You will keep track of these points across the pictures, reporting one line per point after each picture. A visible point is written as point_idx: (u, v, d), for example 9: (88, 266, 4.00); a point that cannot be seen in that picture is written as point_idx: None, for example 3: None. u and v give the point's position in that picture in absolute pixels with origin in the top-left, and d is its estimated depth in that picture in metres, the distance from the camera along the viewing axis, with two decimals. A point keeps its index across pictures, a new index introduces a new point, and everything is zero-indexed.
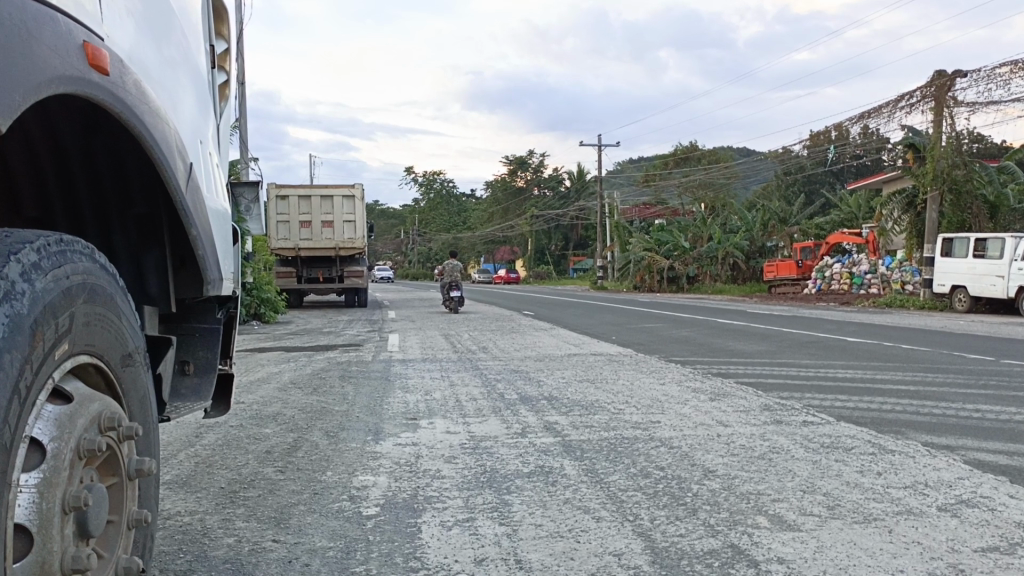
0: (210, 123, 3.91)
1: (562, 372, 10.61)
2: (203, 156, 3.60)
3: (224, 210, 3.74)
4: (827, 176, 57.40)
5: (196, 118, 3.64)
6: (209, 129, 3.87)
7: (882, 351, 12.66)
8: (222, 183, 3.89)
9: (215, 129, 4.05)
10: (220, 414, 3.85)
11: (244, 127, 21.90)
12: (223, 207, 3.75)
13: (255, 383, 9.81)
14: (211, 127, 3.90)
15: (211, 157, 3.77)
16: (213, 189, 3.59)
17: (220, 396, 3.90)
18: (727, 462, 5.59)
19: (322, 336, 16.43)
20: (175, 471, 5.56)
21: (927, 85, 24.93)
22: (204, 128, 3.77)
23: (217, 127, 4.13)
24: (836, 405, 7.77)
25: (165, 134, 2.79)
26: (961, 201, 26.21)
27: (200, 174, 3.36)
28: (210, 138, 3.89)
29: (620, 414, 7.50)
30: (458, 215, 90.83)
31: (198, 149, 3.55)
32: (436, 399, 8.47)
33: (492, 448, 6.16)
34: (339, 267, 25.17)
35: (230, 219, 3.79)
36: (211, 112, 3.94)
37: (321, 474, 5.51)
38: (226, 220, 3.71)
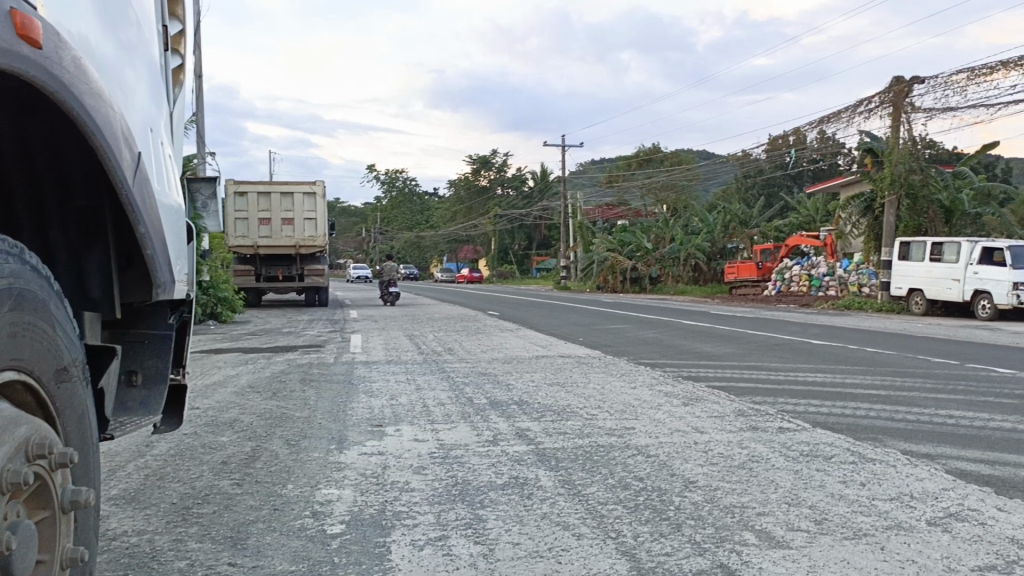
0: (163, 112, 3.60)
1: (531, 375, 10.38)
2: (155, 148, 3.29)
3: (178, 207, 3.44)
4: (786, 179, 58.20)
5: (147, 105, 3.32)
6: (162, 118, 3.55)
7: (848, 354, 12.68)
8: (175, 177, 3.58)
9: (170, 118, 3.74)
10: (171, 429, 3.52)
11: (201, 120, 21.25)
12: (177, 202, 3.44)
13: (211, 387, 9.39)
14: (165, 116, 3.58)
15: (164, 150, 3.46)
16: (166, 184, 3.28)
17: (171, 408, 3.58)
18: (707, 472, 5.41)
19: (282, 337, 15.97)
20: (122, 486, 5.18)
21: (885, 90, 25.24)
22: (157, 117, 3.46)
23: (171, 116, 3.81)
24: (809, 410, 7.66)
25: (108, 117, 2.47)
26: (918, 206, 26.67)
27: (151, 168, 3.05)
28: (163, 128, 3.58)
29: (593, 420, 7.28)
30: (421, 214, 90.18)
31: (151, 139, 3.24)
32: (402, 404, 8.16)
33: (463, 458, 5.89)
34: (300, 266, 24.67)
35: (184, 215, 3.48)
36: (165, 101, 3.63)
37: (281, 487, 5.18)
38: (179, 218, 3.40)
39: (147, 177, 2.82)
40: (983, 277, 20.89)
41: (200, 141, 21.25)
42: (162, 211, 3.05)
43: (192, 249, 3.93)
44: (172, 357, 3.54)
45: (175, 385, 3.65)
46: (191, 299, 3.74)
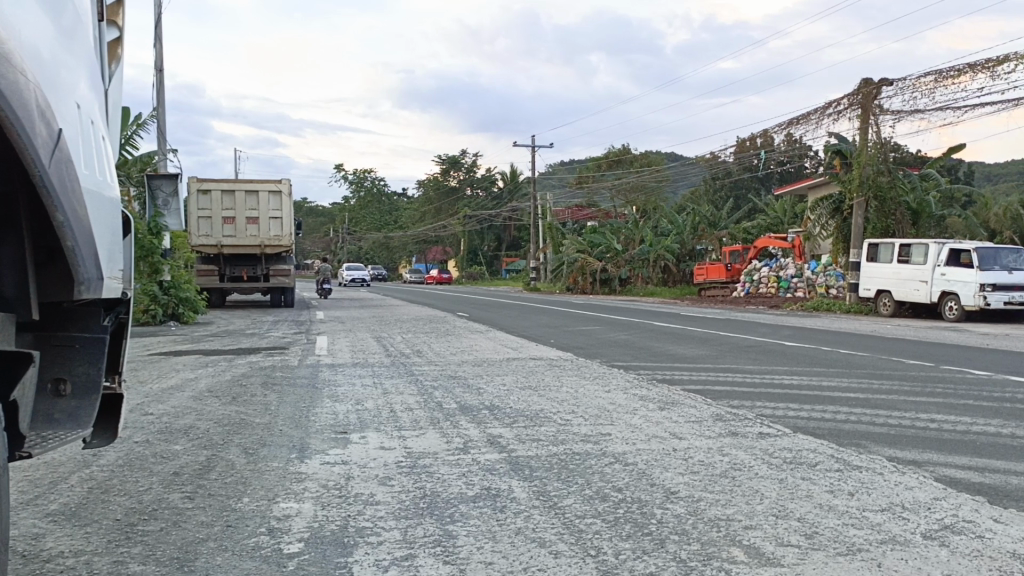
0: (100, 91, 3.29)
1: (503, 378, 10.08)
2: (88, 130, 2.99)
3: (111, 196, 3.15)
4: (753, 181, 58.64)
5: (80, 80, 3.00)
6: (99, 98, 3.25)
7: (822, 356, 12.59)
8: (110, 162, 3.28)
9: (107, 101, 3.45)
10: (104, 446, 3.33)
11: (161, 116, 20.63)
12: (110, 191, 3.17)
13: (166, 391, 8.93)
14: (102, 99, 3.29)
15: (100, 135, 3.18)
16: (96, 170, 2.99)
17: (104, 421, 3.44)
18: (689, 482, 5.16)
19: (245, 339, 15.45)
20: (63, 499, 4.79)
21: (854, 93, 25.40)
22: (94, 98, 3.16)
23: (109, 98, 3.51)
24: (789, 415, 7.47)
25: (23, 95, 2.24)
26: (886, 207, 26.84)
27: (79, 153, 2.77)
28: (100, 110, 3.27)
29: (567, 426, 7.01)
30: (389, 215, 89.34)
31: (83, 120, 2.94)
32: (368, 409, 7.80)
33: (432, 467, 5.57)
34: (265, 265, 24.11)
35: (118, 205, 3.21)
36: (102, 81, 3.34)
37: (235, 501, 4.81)
38: (111, 209, 3.11)
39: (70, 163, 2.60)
40: (951, 279, 21.05)
41: (161, 137, 20.64)
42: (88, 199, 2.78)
43: (129, 242, 3.68)
44: (106, 363, 3.33)
45: (108, 395, 3.44)
46: (130, 300, 3.54)
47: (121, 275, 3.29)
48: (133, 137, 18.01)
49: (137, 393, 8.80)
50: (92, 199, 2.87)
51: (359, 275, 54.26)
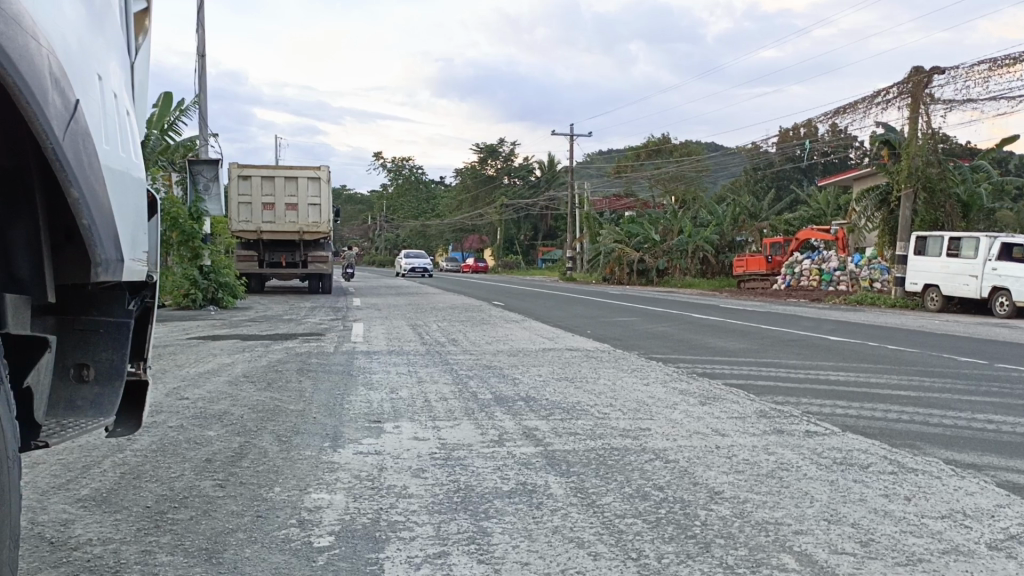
0: (123, 63, 3.27)
1: (539, 369, 9.91)
2: (109, 104, 2.98)
3: (137, 174, 3.17)
4: (796, 172, 57.40)
5: (102, 55, 2.98)
6: (122, 70, 3.22)
7: (868, 351, 12.20)
8: (135, 136, 3.27)
9: (132, 76, 3.43)
10: (127, 434, 3.40)
11: (203, 102, 20.80)
12: (136, 170, 3.17)
13: (202, 376, 8.92)
14: (127, 73, 3.28)
15: (124, 110, 3.17)
16: (119, 146, 2.98)
17: (128, 409, 3.47)
18: (734, 481, 4.94)
19: (282, 324, 15.51)
20: (95, 484, 4.75)
21: (904, 81, 24.61)
22: (117, 72, 3.15)
23: (134, 71, 3.49)
24: (837, 413, 7.18)
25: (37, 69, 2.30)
26: (935, 199, 26.03)
27: (98, 129, 2.78)
28: (123, 84, 3.25)
29: (605, 420, 6.81)
30: (427, 204, 89.61)
31: (103, 95, 2.92)
32: (402, 398, 7.69)
33: (466, 460, 5.42)
34: (303, 252, 24.24)
35: (143, 185, 3.22)
36: (127, 55, 3.33)
37: (266, 491, 4.71)
38: (136, 185, 3.11)
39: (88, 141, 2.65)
40: (1002, 273, 20.33)
41: (202, 123, 20.82)
42: (107, 178, 2.79)
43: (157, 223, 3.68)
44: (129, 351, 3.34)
45: (134, 381, 3.47)
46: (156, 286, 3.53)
47: (146, 257, 3.29)
48: (175, 123, 18.18)
49: (174, 377, 8.81)
50: (115, 176, 2.86)
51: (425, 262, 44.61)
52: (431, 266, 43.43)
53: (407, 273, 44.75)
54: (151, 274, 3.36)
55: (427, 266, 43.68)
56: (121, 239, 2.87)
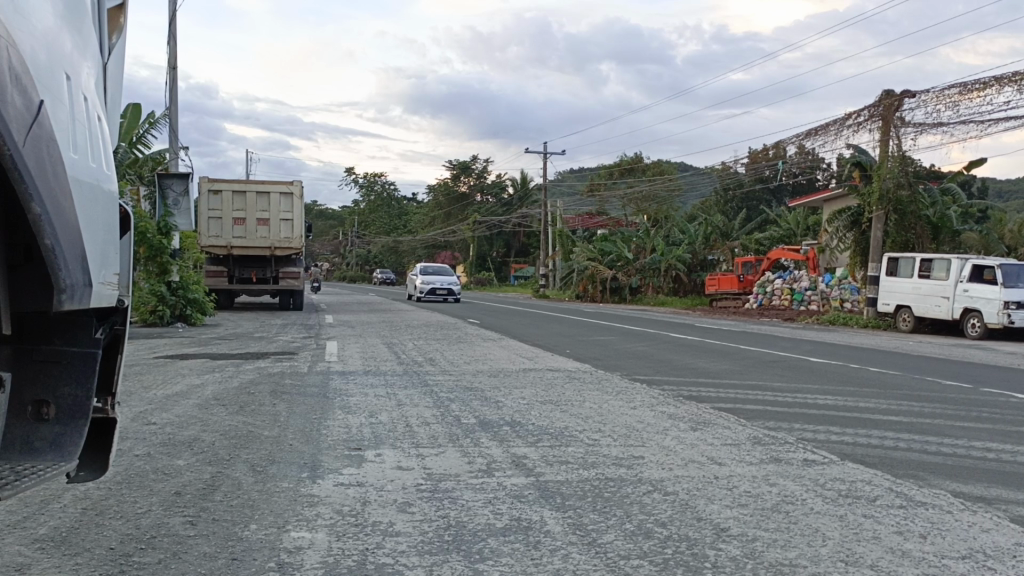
0: (96, 64, 3.01)
1: (522, 391, 9.60)
2: (78, 107, 2.68)
3: (109, 189, 2.87)
4: (765, 192, 57.88)
5: (72, 57, 2.70)
6: (95, 71, 2.97)
7: (851, 374, 12.07)
8: (108, 141, 3.00)
9: (106, 74, 3.17)
10: (90, 480, 3.14)
11: (173, 114, 20.35)
12: (109, 187, 2.87)
13: (170, 399, 8.47)
14: (100, 73, 3.02)
15: (97, 115, 2.90)
16: (90, 154, 2.71)
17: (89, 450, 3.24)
18: (739, 517, 4.72)
19: (252, 342, 15.05)
20: (53, 522, 4.35)
21: (875, 104, 24.89)
22: (90, 72, 2.89)
23: (107, 72, 3.24)
24: (832, 440, 6.99)
25: None
26: (905, 221, 26.32)
27: (68, 134, 2.50)
28: (96, 86, 2.99)
29: (596, 447, 6.54)
30: (399, 220, 89.10)
31: (72, 98, 2.63)
32: (382, 423, 7.33)
33: (455, 493, 5.11)
34: (274, 268, 23.71)
35: (117, 202, 2.92)
36: (102, 54, 3.08)
37: (241, 529, 4.36)
38: (108, 198, 2.84)
39: (53, 149, 2.35)
40: (973, 295, 20.50)
41: (172, 135, 20.33)
42: (76, 190, 2.51)
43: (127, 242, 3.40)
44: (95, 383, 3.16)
45: (100, 418, 3.26)
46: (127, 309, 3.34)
47: (115, 281, 3.00)
48: (144, 136, 17.74)
49: (140, 400, 8.37)
50: (86, 187, 2.60)
51: (451, 280, 32.44)
52: (457, 286, 31.76)
53: (423, 293, 31.52)
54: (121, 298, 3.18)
55: (455, 287, 32.03)
56: (88, 262, 2.59)
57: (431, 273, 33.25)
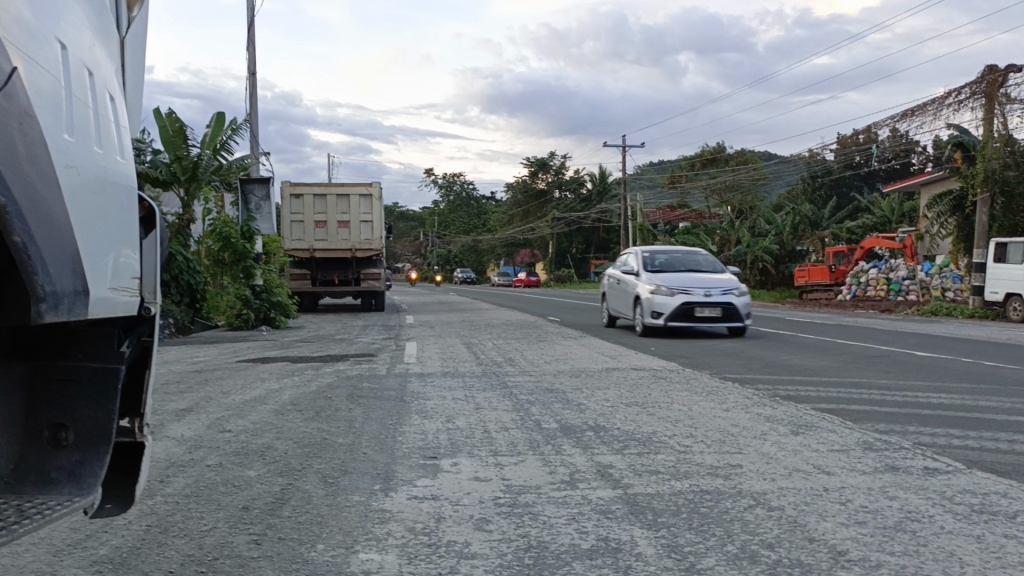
0: (104, 54, 3.02)
1: (605, 393, 9.13)
2: (74, 91, 2.64)
3: (108, 178, 2.81)
4: (855, 177, 55.32)
5: (75, 43, 2.71)
6: (101, 59, 2.96)
7: (963, 369, 11.06)
8: (110, 130, 2.95)
9: (116, 60, 3.17)
10: (117, 514, 3.09)
11: (253, 122, 20.74)
12: (109, 174, 2.83)
13: (248, 404, 8.40)
14: (106, 60, 3.02)
15: (103, 105, 2.93)
16: (90, 143, 2.72)
17: (116, 474, 3.18)
18: (857, 537, 4.14)
19: (334, 344, 15.07)
20: (116, 541, 4.18)
21: (977, 81, 23.09)
22: (98, 63, 2.93)
23: (119, 58, 3.25)
24: (953, 445, 6.25)
25: None
26: (1014, 203, 24.42)
27: (58, 118, 2.47)
28: (104, 72, 3.01)
29: (688, 455, 6.01)
30: (478, 219, 89.53)
31: (66, 80, 2.59)
32: (459, 429, 6.99)
33: (536, 508, 4.70)
34: (356, 270, 23.80)
35: (116, 188, 2.87)
36: (109, 46, 3.09)
37: (306, 550, 4.07)
38: (109, 190, 2.80)
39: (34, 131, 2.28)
40: None
41: (254, 142, 20.71)
42: (62, 178, 2.44)
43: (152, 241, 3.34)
44: (122, 401, 3.12)
45: (129, 441, 3.19)
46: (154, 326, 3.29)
47: (123, 278, 2.91)
48: (227, 143, 18.12)
49: (218, 406, 8.34)
50: (81, 173, 2.59)
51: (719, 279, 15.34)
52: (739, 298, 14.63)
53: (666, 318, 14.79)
54: (143, 309, 3.16)
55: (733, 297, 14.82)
56: (84, 258, 2.55)
57: (666, 270, 15.33)
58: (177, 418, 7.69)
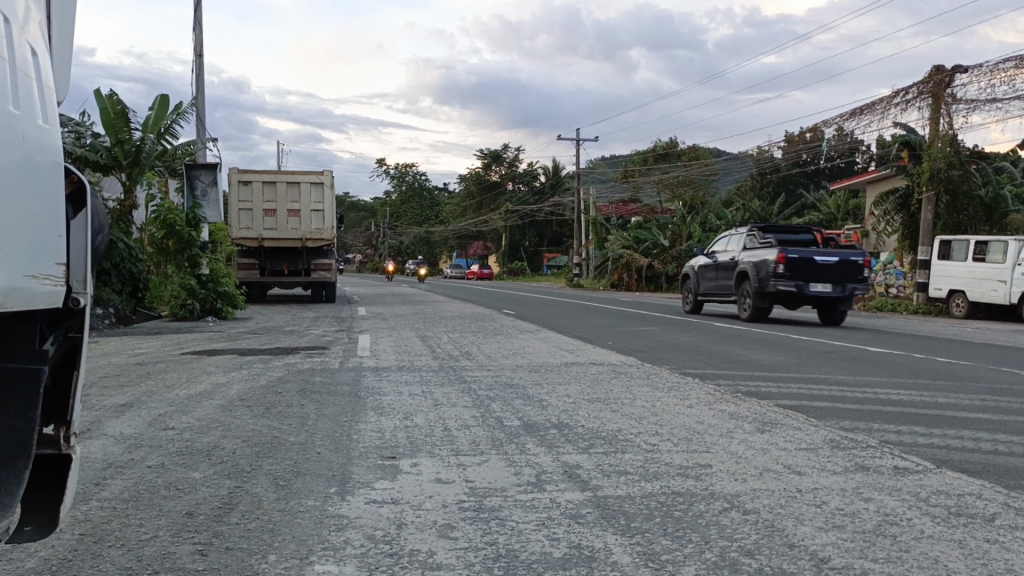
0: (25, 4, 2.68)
1: (566, 388, 8.91)
2: None
3: (25, 144, 2.48)
4: (802, 175, 56.41)
5: None
6: (20, 12, 2.62)
7: (914, 364, 11.17)
8: (30, 92, 2.62)
9: (39, 11, 2.83)
10: (36, 539, 2.73)
11: (199, 105, 20.00)
12: (27, 142, 2.49)
13: (193, 400, 7.96)
14: (26, 11, 2.68)
15: (23, 61, 2.59)
16: (5, 105, 2.39)
17: (36, 487, 2.84)
18: (837, 543, 4.00)
19: (283, 336, 14.60)
20: (43, 554, 3.80)
21: (924, 81, 23.51)
22: (19, 17, 2.60)
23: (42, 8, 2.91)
24: (919, 443, 6.21)
25: None
26: (957, 202, 25.00)
27: None
28: (26, 24, 2.67)
29: (656, 455, 5.83)
30: (431, 210, 88.85)
31: None
32: (418, 427, 6.71)
33: (503, 513, 4.46)
34: (306, 260, 23.19)
35: (36, 157, 2.54)
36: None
37: (256, 562, 3.75)
38: (24, 160, 2.46)
39: None
40: None
41: (200, 127, 19.97)
42: None
43: (82, 222, 2.99)
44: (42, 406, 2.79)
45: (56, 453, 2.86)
46: (84, 321, 2.95)
47: (44, 263, 2.58)
48: (172, 127, 17.45)
49: (161, 402, 7.87)
50: None
51: None
52: None
53: None
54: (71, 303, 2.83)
55: None
56: None
57: None
58: (115, 413, 7.24)
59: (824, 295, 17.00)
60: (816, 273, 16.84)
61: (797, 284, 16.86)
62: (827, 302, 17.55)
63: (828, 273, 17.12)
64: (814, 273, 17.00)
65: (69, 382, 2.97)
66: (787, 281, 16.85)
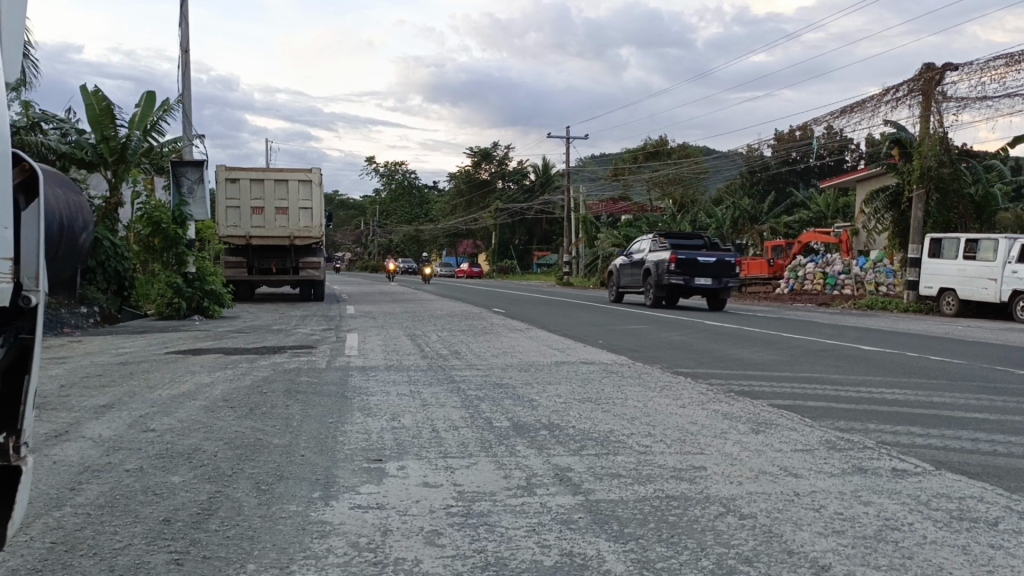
0: None
1: (556, 388, 8.77)
2: None
3: None
4: (791, 173, 56.47)
5: None
6: None
7: (908, 363, 11.09)
8: None
9: None
10: None
11: (185, 101, 19.74)
12: None
13: (175, 400, 7.78)
14: None
15: None
16: None
17: None
18: (837, 549, 3.88)
19: (270, 335, 14.40)
20: (10, 564, 3.63)
21: (915, 78, 23.43)
22: None
23: None
24: (916, 444, 6.10)
25: None
26: (947, 200, 25.01)
27: None
28: None
29: (649, 457, 5.70)
30: (420, 208, 88.59)
31: None
32: (405, 428, 6.55)
33: (492, 518, 4.31)
34: (294, 258, 22.97)
35: None
36: None
37: (234, 572, 3.59)
38: None
39: None
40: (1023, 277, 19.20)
41: (186, 123, 19.72)
42: None
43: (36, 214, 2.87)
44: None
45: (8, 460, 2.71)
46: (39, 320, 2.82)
47: None
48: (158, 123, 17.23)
49: (142, 402, 7.68)
50: None
51: None
52: None
53: None
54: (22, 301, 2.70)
55: None
56: None
57: None
58: (95, 415, 7.05)
59: (705, 288, 21.35)
60: (699, 269, 21.25)
61: (685, 278, 21.13)
62: (711, 293, 21.87)
63: (709, 269, 21.54)
64: (698, 270, 21.34)
65: (24, 383, 2.83)
66: (677, 276, 21.24)
